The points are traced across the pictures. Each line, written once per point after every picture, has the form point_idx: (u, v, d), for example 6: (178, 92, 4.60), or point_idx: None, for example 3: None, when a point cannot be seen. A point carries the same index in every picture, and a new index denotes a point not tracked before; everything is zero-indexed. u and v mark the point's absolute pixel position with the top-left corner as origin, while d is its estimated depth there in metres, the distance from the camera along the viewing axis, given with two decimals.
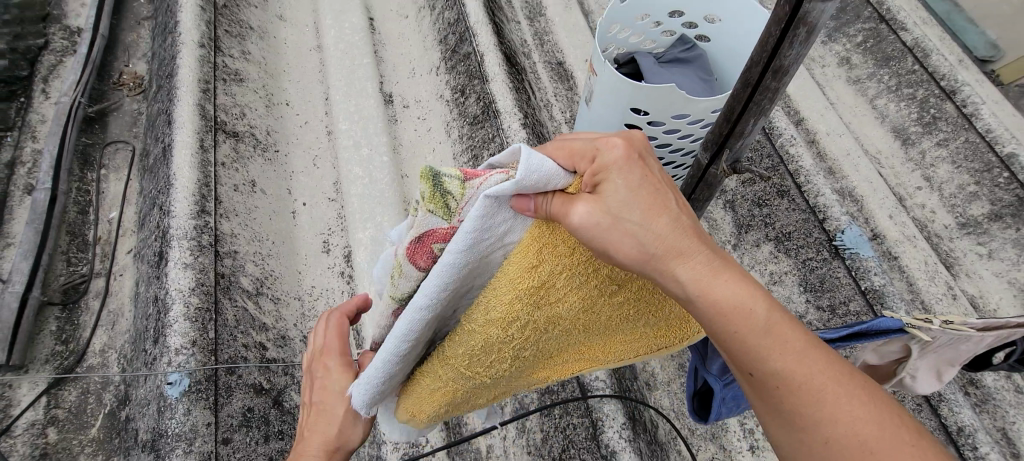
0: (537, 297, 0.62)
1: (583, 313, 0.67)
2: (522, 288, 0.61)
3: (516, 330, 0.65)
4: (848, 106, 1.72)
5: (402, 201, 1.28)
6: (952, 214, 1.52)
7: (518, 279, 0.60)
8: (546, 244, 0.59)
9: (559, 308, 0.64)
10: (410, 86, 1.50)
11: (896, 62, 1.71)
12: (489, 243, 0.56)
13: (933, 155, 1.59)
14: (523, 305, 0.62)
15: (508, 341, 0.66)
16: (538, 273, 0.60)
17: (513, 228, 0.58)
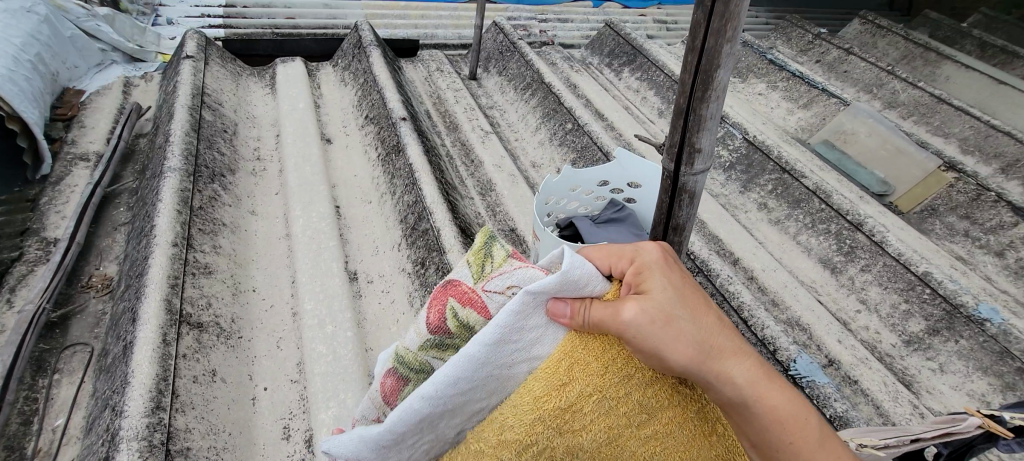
0: (561, 414, 0.76)
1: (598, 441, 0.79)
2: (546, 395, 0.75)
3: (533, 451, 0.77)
4: (776, 243, 1.91)
5: (367, 375, 1.28)
6: (895, 333, 1.61)
7: (543, 394, 0.75)
8: (577, 352, 0.75)
9: (579, 431, 0.77)
10: (373, 263, 1.59)
11: (806, 203, 1.94)
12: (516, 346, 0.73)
13: (861, 279, 1.73)
14: (545, 421, 0.76)
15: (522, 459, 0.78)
16: (560, 385, 0.75)
17: (543, 340, 0.74)
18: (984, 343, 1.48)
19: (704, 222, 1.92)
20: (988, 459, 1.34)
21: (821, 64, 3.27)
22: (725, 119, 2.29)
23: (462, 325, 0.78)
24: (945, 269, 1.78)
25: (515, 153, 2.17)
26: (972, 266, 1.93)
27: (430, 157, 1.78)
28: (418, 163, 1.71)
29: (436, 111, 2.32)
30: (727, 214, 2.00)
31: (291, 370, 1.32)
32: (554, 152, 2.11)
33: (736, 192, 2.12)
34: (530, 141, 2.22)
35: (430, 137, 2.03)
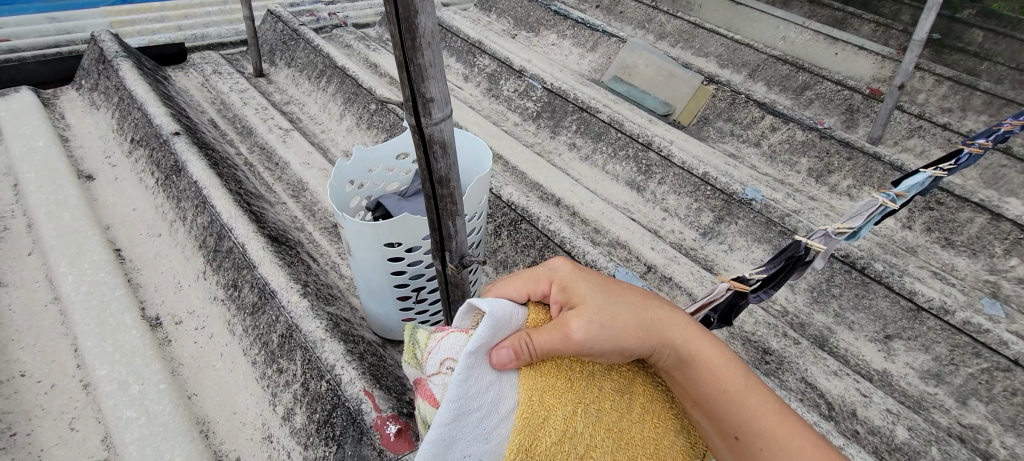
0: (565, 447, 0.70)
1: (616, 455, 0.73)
2: (530, 449, 0.69)
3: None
4: (589, 177, 2.08)
5: (196, 424, 1.14)
6: (694, 229, 1.87)
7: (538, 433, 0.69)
8: (541, 390, 0.69)
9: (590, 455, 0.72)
10: (179, 300, 1.40)
11: (605, 136, 2.13)
12: (479, 415, 0.66)
13: (661, 191, 1.97)
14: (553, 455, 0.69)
15: None
16: (540, 432, 0.69)
17: (504, 394, 0.68)
18: (755, 217, 1.77)
19: (524, 173, 2.01)
20: (773, 311, 1.66)
21: (601, 8, 3.57)
22: (523, 72, 2.39)
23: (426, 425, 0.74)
24: (721, 167, 2.10)
25: (324, 145, 2.04)
26: (741, 159, 2.31)
27: (218, 169, 1.59)
28: (204, 178, 1.51)
29: (222, 118, 2.07)
30: (543, 161, 2.11)
31: (95, 449, 1.11)
32: (364, 136, 2.02)
33: (547, 139, 2.25)
34: (337, 131, 2.10)
35: (218, 147, 1.81)
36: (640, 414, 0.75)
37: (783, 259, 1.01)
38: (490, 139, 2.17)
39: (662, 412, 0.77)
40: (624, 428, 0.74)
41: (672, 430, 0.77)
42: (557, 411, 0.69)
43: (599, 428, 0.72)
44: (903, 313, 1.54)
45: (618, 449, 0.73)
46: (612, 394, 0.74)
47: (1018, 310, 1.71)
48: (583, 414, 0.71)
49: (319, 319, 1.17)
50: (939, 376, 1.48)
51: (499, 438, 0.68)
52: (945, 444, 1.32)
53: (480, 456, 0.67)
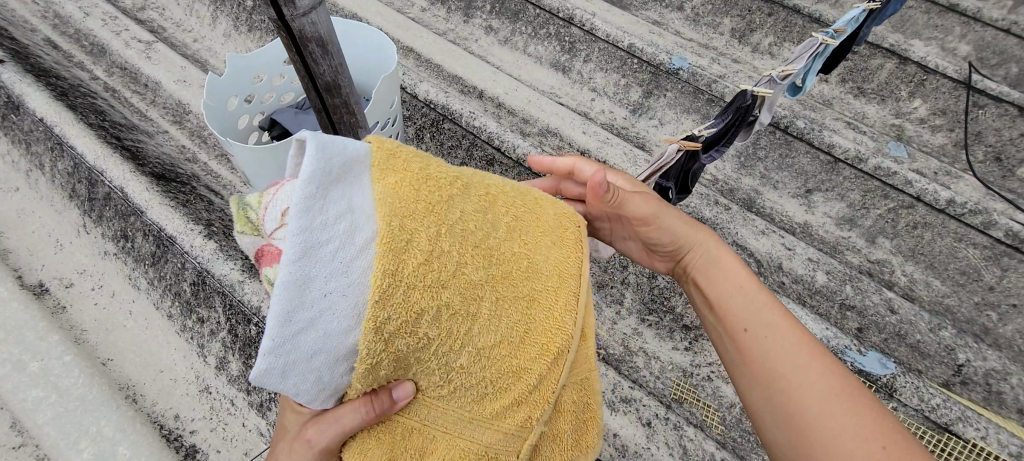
0: (437, 269, 0.58)
1: (490, 274, 0.64)
2: (399, 273, 0.56)
3: (437, 324, 0.61)
4: (511, 62, 1.93)
5: (121, 390, 1.05)
6: (624, 107, 1.81)
7: (403, 258, 0.56)
8: (398, 208, 0.57)
9: (466, 275, 0.61)
10: (63, 260, 1.22)
11: (522, 13, 1.92)
12: (333, 245, 0.54)
13: (587, 70, 1.85)
14: (427, 285, 0.58)
15: (436, 342, 0.62)
16: (408, 256, 0.56)
17: (358, 220, 0.55)
18: (684, 87, 1.71)
19: (439, 66, 1.83)
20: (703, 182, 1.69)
21: None
22: None
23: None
24: (646, 37, 2.00)
25: (200, 57, 1.73)
26: (666, 25, 2.20)
27: (68, 100, 1.31)
28: (51, 115, 1.25)
29: (61, 36, 1.70)
30: (458, 48, 1.91)
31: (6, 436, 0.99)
32: (246, 42, 1.73)
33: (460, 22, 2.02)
34: (213, 37, 1.78)
35: (63, 74, 1.49)
36: (507, 233, 0.68)
37: (732, 111, 0.97)
38: (395, 29, 1.92)
39: (532, 230, 0.71)
40: (494, 246, 0.65)
41: (545, 248, 0.71)
42: (422, 232, 0.58)
43: (472, 248, 0.62)
44: (822, 167, 1.59)
45: (496, 267, 0.65)
46: (477, 213, 0.64)
47: (918, 149, 1.84)
48: (452, 234, 0.60)
49: (231, 260, 1.05)
50: (852, 221, 1.59)
51: (361, 269, 0.55)
52: (857, 281, 1.46)
53: (344, 295, 0.54)
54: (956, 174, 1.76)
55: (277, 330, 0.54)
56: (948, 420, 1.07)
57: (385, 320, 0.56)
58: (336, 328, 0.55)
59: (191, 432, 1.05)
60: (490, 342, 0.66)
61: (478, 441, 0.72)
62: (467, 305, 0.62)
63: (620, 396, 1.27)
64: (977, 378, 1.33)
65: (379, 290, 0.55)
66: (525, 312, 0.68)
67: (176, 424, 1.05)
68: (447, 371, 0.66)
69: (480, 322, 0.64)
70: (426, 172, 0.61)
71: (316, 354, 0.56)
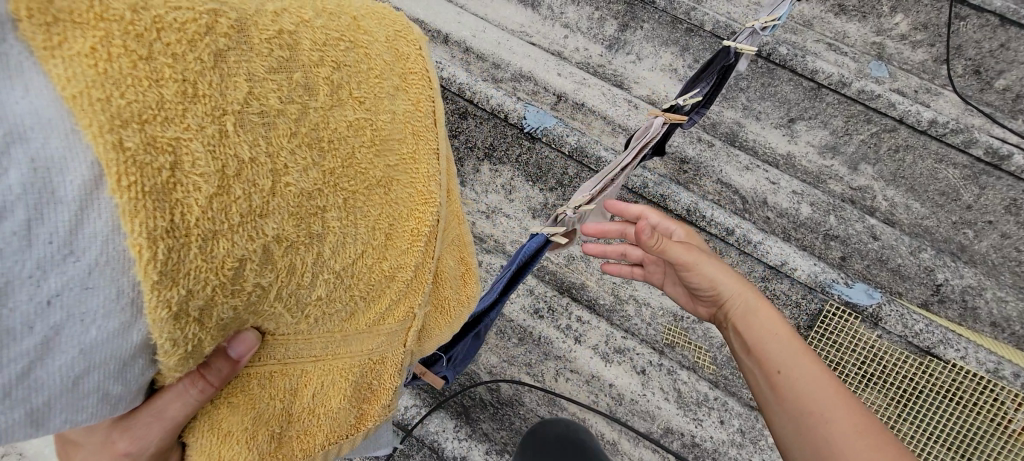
0: (240, 194, 0.45)
1: (319, 178, 0.52)
2: (190, 219, 0.42)
3: (268, 258, 0.50)
4: (475, 1, 1.79)
5: None
6: (599, 43, 1.71)
7: (181, 200, 0.42)
8: (135, 122, 0.39)
9: (287, 188, 0.49)
10: None
11: None
12: (46, 210, 0.37)
13: (558, 4, 1.72)
14: (232, 219, 0.45)
15: (280, 274, 0.52)
16: (184, 190, 0.42)
17: (66, 170, 0.37)
18: (661, 16, 1.60)
19: (398, 11, 1.69)
20: None
21: None
22: None
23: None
24: None
25: None
26: None
27: None
28: None
29: None
30: None
31: None
32: None
33: None
34: None
35: None
36: (330, 100, 0.51)
37: (717, 71, 1.02)
38: None
39: (370, 85, 0.55)
40: (314, 129, 0.50)
41: (386, 123, 0.58)
42: (202, 155, 0.42)
43: (286, 152, 0.48)
44: (806, 94, 1.54)
45: (329, 162, 0.52)
46: (273, 94, 0.47)
47: (899, 67, 1.79)
48: (249, 138, 0.45)
49: None
50: (835, 149, 1.57)
51: (105, 236, 0.39)
52: (839, 210, 1.45)
53: (84, 286, 0.40)
54: (937, 90, 1.73)
55: (2, 364, 0.39)
56: (930, 343, 1.12)
57: (192, 282, 0.44)
58: (101, 319, 0.41)
59: None
60: (348, 254, 0.58)
61: (360, 347, 0.70)
62: (305, 225, 0.52)
63: (614, 346, 1.34)
64: (955, 296, 1.36)
65: (155, 259, 0.41)
66: (381, 204, 0.60)
67: None
68: (304, 300, 0.58)
69: (327, 238, 0.55)
70: (155, 40, 0.41)
71: (95, 352, 0.43)
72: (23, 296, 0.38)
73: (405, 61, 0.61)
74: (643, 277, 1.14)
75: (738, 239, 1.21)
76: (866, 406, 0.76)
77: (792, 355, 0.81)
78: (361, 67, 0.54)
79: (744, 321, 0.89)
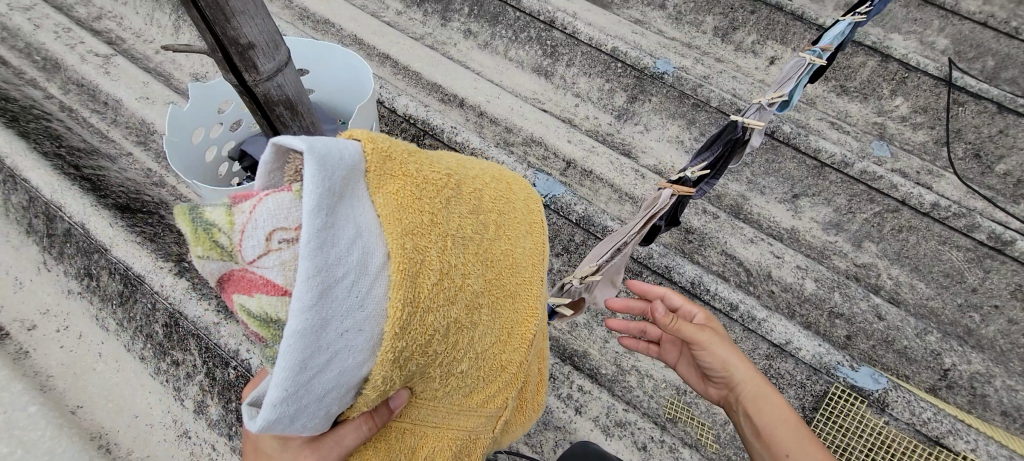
0: (447, 285, 0.55)
1: (489, 276, 0.62)
2: (416, 299, 0.52)
3: (443, 339, 0.57)
4: (491, 68, 1.87)
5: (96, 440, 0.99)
6: (608, 113, 1.77)
7: (419, 281, 0.52)
8: (404, 224, 0.51)
9: (469, 286, 0.58)
10: (24, 300, 1.13)
11: (502, 16, 1.87)
12: (349, 281, 0.47)
13: (571, 75, 1.81)
14: (437, 305, 0.54)
15: (444, 353, 0.59)
16: (422, 275, 0.52)
17: (367, 245, 0.49)
18: (669, 92, 1.68)
19: (418, 74, 1.76)
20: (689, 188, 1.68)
21: None
22: None
23: (268, 322, 0.50)
24: (629, 39, 1.96)
25: (164, 69, 1.64)
26: (646, 25, 2.17)
27: (21, 129, 1.22)
28: (4, 146, 1.16)
29: (13, 52, 1.59)
30: (436, 53, 1.85)
31: None
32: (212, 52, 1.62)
33: (437, 26, 1.95)
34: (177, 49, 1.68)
35: (16, 96, 1.40)
36: (494, 231, 0.64)
37: (722, 144, 0.96)
38: (371, 35, 1.85)
39: (511, 224, 0.67)
40: (485, 249, 0.62)
41: (526, 241, 0.69)
42: (430, 255, 0.53)
43: (471, 256, 0.58)
44: (809, 171, 1.58)
45: (488, 264, 0.62)
46: (469, 220, 0.59)
47: (900, 147, 1.82)
48: (455, 243, 0.56)
49: (201, 300, 0.98)
50: (839, 225, 1.59)
51: (375, 300, 0.49)
52: (844, 287, 1.45)
53: (359, 330, 0.49)
54: (938, 172, 1.76)
55: (294, 375, 0.47)
56: (939, 433, 1.10)
57: (398, 351, 0.53)
58: (351, 364, 0.50)
59: None
60: (488, 341, 0.65)
61: (473, 427, 0.72)
62: (471, 315, 0.60)
63: (614, 419, 1.31)
64: (962, 382, 1.33)
65: (401, 320, 0.51)
66: (519, 304, 0.69)
67: None
68: (445, 379, 0.63)
69: (477, 330, 0.62)
70: (423, 175, 0.55)
71: (330, 391, 0.50)
72: (331, 333, 0.48)
73: (535, 201, 0.76)
74: (657, 355, 1.09)
75: (742, 315, 1.22)
76: None
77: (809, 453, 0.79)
78: (509, 202, 0.68)
79: (756, 408, 0.86)
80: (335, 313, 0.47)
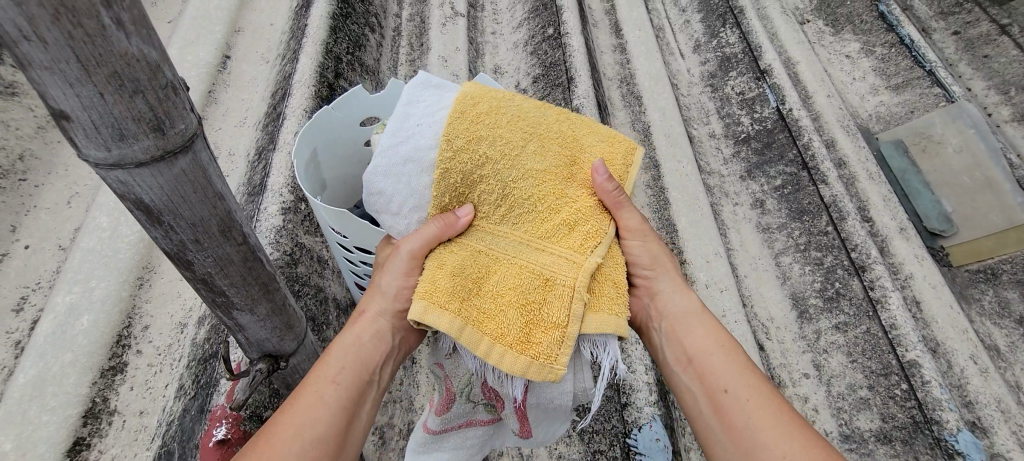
0: (493, 113, 0.83)
1: (539, 132, 0.85)
2: (465, 113, 0.82)
3: (489, 145, 0.80)
4: (749, 255, 1.46)
5: (142, 268, 1.07)
6: (836, 419, 1.20)
7: (472, 107, 0.83)
8: (473, 86, 0.87)
9: (517, 124, 0.83)
10: (228, 137, 1.31)
11: (811, 218, 1.43)
12: (426, 102, 0.83)
13: (829, 339, 1.29)
14: (483, 121, 0.82)
15: (493, 162, 0.80)
16: (476, 104, 0.83)
17: (445, 94, 0.86)
18: None
19: (667, 203, 1.48)
20: None
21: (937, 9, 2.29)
22: (766, 75, 1.70)
23: None
24: (941, 361, 1.35)
25: (481, 48, 1.71)
26: (1003, 363, 1.42)
27: (340, 25, 1.37)
28: (313, 28, 1.31)
29: None
30: (706, 197, 1.51)
31: (65, 235, 1.09)
32: (521, 61, 1.64)
33: (735, 175, 1.61)
34: (505, 40, 1.73)
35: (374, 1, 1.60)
36: (556, 118, 0.88)
37: None
38: (662, 136, 1.62)
39: (575, 133, 0.88)
40: (542, 122, 0.86)
41: (591, 141, 0.89)
42: (483, 99, 0.84)
43: (518, 115, 0.85)
44: None
45: (540, 127, 0.85)
46: (529, 104, 0.88)
47: None
48: (505, 104, 0.85)
49: (271, 246, 0.96)
50: None
51: (442, 109, 0.82)
52: None
53: (426, 123, 0.81)
54: None
55: (388, 142, 0.82)
56: None
57: (452, 137, 0.80)
58: (422, 145, 0.80)
59: (137, 350, 1.01)
60: (530, 173, 0.82)
61: (533, 265, 0.79)
62: (518, 144, 0.82)
63: None
64: None
65: (454, 115, 0.81)
66: (569, 171, 0.85)
67: (137, 333, 1.01)
68: (499, 196, 0.82)
69: (529, 159, 0.82)
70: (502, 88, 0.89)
71: (408, 160, 0.81)
72: (409, 122, 0.82)
73: (625, 141, 0.92)
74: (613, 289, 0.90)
75: None
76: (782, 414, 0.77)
77: (740, 378, 0.81)
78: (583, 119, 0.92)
79: (685, 324, 0.88)
80: (417, 111, 0.83)
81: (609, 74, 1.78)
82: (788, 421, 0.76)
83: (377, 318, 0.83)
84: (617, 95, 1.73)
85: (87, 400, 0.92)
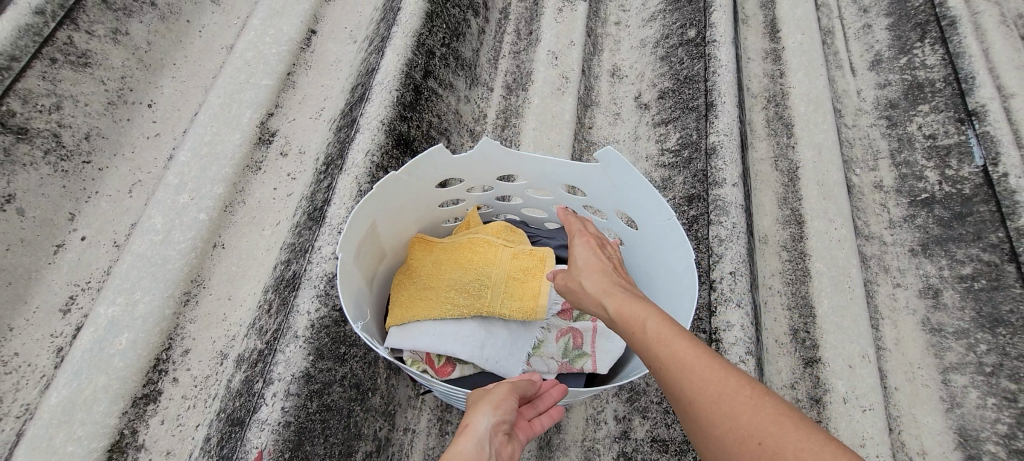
0: (419, 297, 0.89)
1: (425, 275, 0.91)
2: (423, 308, 0.88)
3: (448, 291, 0.89)
4: (903, 360, 1.13)
5: (189, 281, 0.97)
6: None
7: (406, 310, 0.88)
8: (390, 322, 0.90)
9: (431, 281, 0.90)
10: (302, 130, 1.17)
11: (1011, 333, 1.06)
12: (416, 338, 0.85)
13: None
14: (425, 299, 0.89)
15: (462, 289, 0.88)
16: (412, 306, 0.89)
17: (401, 328, 0.88)
18: None
19: (807, 276, 1.17)
20: None
21: None
22: (976, 117, 1.29)
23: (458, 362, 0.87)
24: None
25: (600, 41, 1.43)
26: None
27: (439, 10, 1.16)
28: (407, 15, 1.10)
29: None
30: (862, 273, 1.17)
31: (122, 230, 1.03)
32: (648, 64, 1.34)
33: (903, 246, 1.26)
34: (631, 33, 1.43)
35: None
36: (414, 275, 0.93)
37: None
38: (813, 182, 1.28)
39: (415, 259, 0.94)
40: (420, 277, 0.92)
41: (423, 251, 0.95)
42: (406, 305, 0.89)
43: (418, 287, 0.91)
44: None
45: (420, 279, 0.92)
46: (403, 290, 0.92)
47: None
48: (412, 294, 0.90)
49: (317, 299, 0.81)
50: None
51: (419, 325, 0.87)
52: None
53: (433, 331, 0.86)
54: None
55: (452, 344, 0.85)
56: None
57: (448, 309, 0.87)
58: (449, 330, 0.86)
59: (171, 375, 0.92)
60: (453, 265, 0.91)
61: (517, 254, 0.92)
62: (444, 279, 0.90)
63: None
64: None
65: (424, 315, 0.87)
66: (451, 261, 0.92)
67: (173, 356, 0.93)
68: (474, 277, 0.89)
69: (454, 274, 0.90)
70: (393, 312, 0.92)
71: (460, 333, 0.86)
72: (434, 334, 0.86)
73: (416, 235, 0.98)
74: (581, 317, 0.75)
75: None
76: (725, 377, 0.53)
77: (667, 350, 0.57)
78: (412, 258, 0.95)
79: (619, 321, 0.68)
80: (422, 337, 0.85)
81: (753, 90, 1.44)
82: (717, 376, 0.53)
83: (481, 420, 0.60)
84: (760, 120, 1.40)
85: (114, 432, 0.84)
